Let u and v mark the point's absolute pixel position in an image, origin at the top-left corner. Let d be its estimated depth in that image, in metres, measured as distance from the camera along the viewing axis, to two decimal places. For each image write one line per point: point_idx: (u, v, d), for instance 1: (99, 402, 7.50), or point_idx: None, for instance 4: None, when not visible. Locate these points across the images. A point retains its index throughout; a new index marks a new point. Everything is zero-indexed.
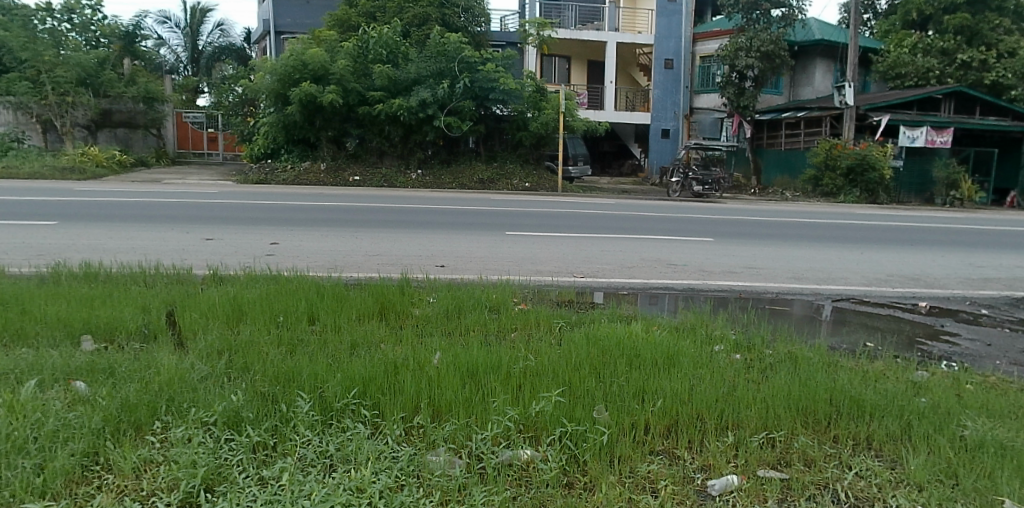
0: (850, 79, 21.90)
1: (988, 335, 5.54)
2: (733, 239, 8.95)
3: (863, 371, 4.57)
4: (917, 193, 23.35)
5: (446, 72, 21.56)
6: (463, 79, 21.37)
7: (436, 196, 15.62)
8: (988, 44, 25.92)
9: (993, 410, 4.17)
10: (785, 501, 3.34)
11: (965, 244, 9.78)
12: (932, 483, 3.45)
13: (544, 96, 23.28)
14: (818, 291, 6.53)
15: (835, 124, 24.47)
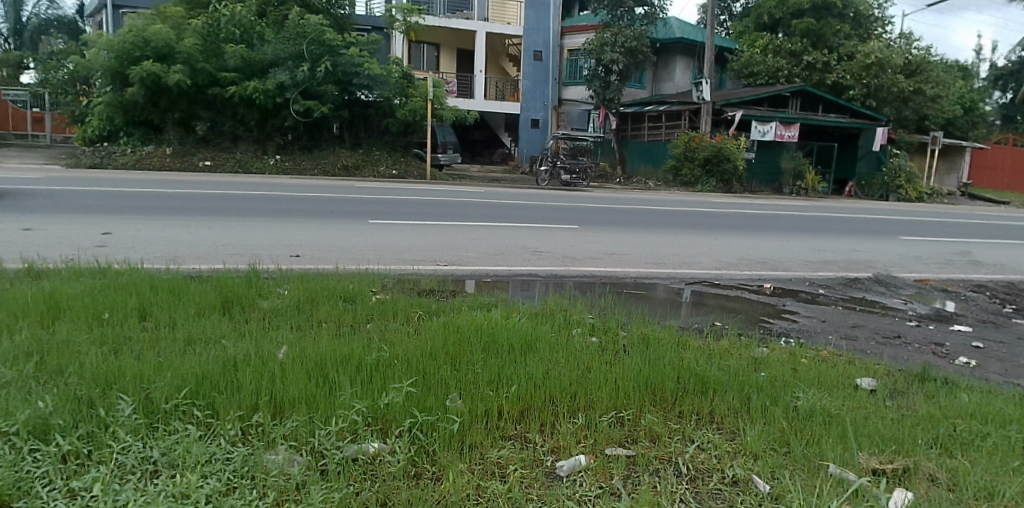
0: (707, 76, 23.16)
1: (822, 312, 5.96)
2: (598, 226, 9.15)
3: (709, 349, 4.78)
4: (768, 183, 25.27)
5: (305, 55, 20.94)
6: (325, 62, 20.72)
7: (298, 183, 15.06)
8: (830, 48, 28.09)
9: (823, 381, 4.50)
10: (630, 477, 3.40)
11: (811, 230, 10.52)
12: (767, 451, 3.63)
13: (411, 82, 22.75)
14: (674, 275, 6.77)
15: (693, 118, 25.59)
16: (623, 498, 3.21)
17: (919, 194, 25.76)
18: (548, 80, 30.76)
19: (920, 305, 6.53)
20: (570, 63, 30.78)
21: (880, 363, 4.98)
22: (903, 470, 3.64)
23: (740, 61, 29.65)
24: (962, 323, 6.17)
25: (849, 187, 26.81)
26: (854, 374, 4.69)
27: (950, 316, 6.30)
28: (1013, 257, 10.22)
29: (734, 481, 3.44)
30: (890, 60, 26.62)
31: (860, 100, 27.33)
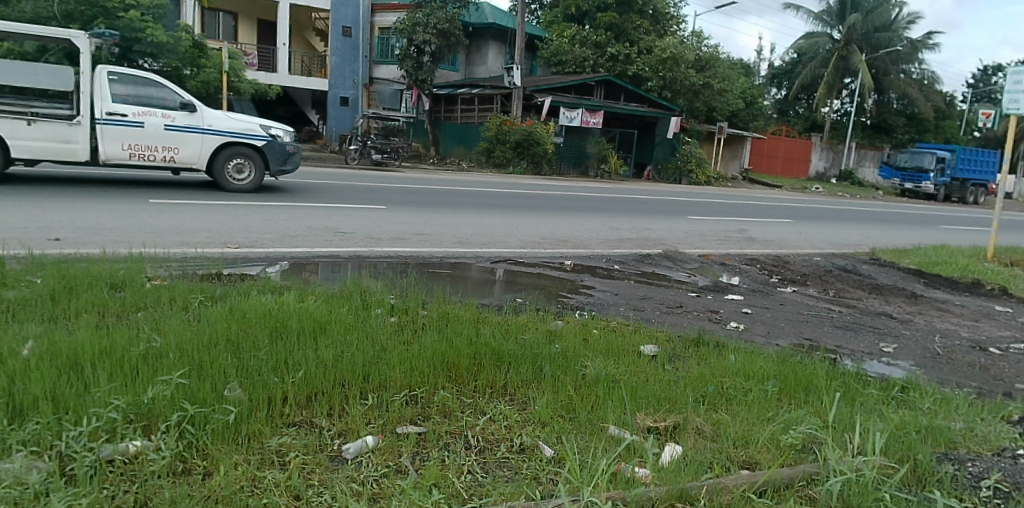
0: (517, 61, 23.81)
1: (614, 286, 6.34)
2: (405, 207, 9.08)
3: (507, 324, 4.90)
4: (575, 165, 26.56)
5: (75, 15, 18.63)
6: (98, 26, 18.52)
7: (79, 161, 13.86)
8: (632, 41, 30.05)
9: (610, 350, 4.78)
10: (419, 453, 3.37)
11: (612, 211, 11.18)
12: (554, 419, 3.78)
13: (204, 53, 21.61)
14: (479, 254, 6.86)
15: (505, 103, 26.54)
16: (409, 474, 3.17)
17: (707, 178, 28.73)
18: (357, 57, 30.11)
19: (701, 278, 7.16)
20: (381, 41, 30.31)
21: (662, 330, 5.41)
22: (675, 426, 3.98)
23: (550, 49, 30.90)
24: (735, 292, 6.89)
25: (648, 171, 28.86)
26: (639, 342, 5.04)
27: (725, 287, 7.00)
28: (781, 234, 11.51)
29: (521, 449, 3.53)
30: (683, 56, 28.86)
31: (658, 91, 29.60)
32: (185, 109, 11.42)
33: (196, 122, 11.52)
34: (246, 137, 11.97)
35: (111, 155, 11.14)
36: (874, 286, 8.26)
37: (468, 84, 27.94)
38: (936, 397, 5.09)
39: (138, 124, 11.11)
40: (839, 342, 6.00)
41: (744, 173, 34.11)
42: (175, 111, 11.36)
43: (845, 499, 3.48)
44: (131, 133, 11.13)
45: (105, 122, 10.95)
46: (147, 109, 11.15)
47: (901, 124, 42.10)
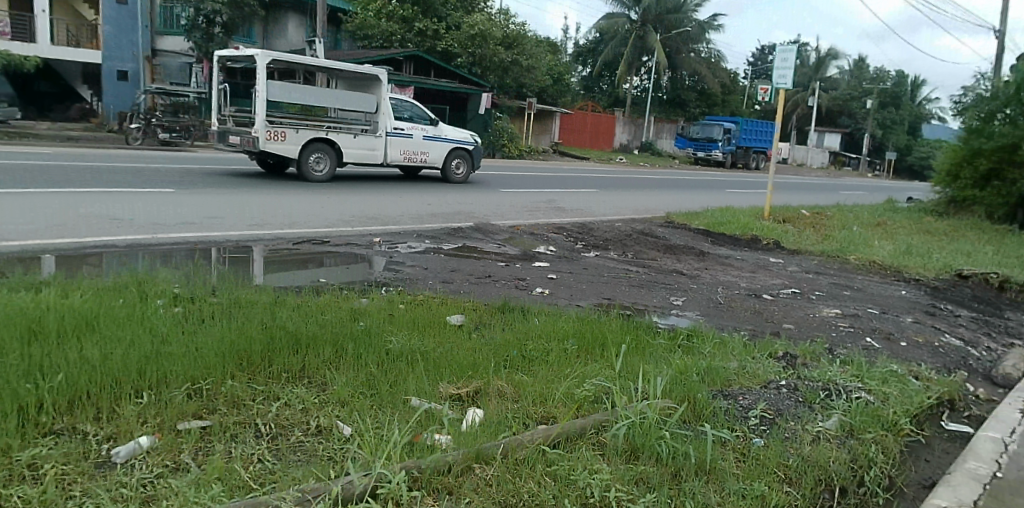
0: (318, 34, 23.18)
1: (423, 260, 6.41)
2: (197, 190, 8.62)
3: (306, 306, 4.75)
4: None
5: None
6: None
7: (136, 153, 15.48)
8: (439, 17, 30.22)
9: (414, 323, 4.80)
10: (202, 448, 3.15)
11: (423, 187, 11.29)
12: (354, 397, 3.71)
13: None
14: (279, 236, 6.72)
15: None
16: (190, 471, 2.96)
17: (519, 151, 29.96)
18: (136, 27, 27.52)
19: (511, 248, 7.40)
20: (163, 10, 27.94)
21: (469, 300, 5.51)
22: (477, 392, 4.06)
23: (352, 22, 29.40)
24: (542, 258, 7.22)
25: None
26: (446, 313, 5.10)
27: (533, 254, 7.31)
28: (584, 202, 12.26)
29: (318, 431, 3.42)
30: (491, 33, 29.62)
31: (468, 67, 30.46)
32: (430, 123, 15.59)
33: (437, 133, 15.68)
34: (464, 144, 16.22)
35: (392, 159, 14.86)
36: (668, 246, 9.00)
37: None
38: (716, 340, 5.65)
39: (408, 135, 15.13)
40: (634, 299, 6.48)
41: (554, 144, 35.79)
42: (425, 125, 15.48)
43: (631, 440, 3.76)
44: (403, 143, 15.13)
45: (391, 135, 14.91)
46: (413, 123, 15.24)
47: (693, 98, 46.10)
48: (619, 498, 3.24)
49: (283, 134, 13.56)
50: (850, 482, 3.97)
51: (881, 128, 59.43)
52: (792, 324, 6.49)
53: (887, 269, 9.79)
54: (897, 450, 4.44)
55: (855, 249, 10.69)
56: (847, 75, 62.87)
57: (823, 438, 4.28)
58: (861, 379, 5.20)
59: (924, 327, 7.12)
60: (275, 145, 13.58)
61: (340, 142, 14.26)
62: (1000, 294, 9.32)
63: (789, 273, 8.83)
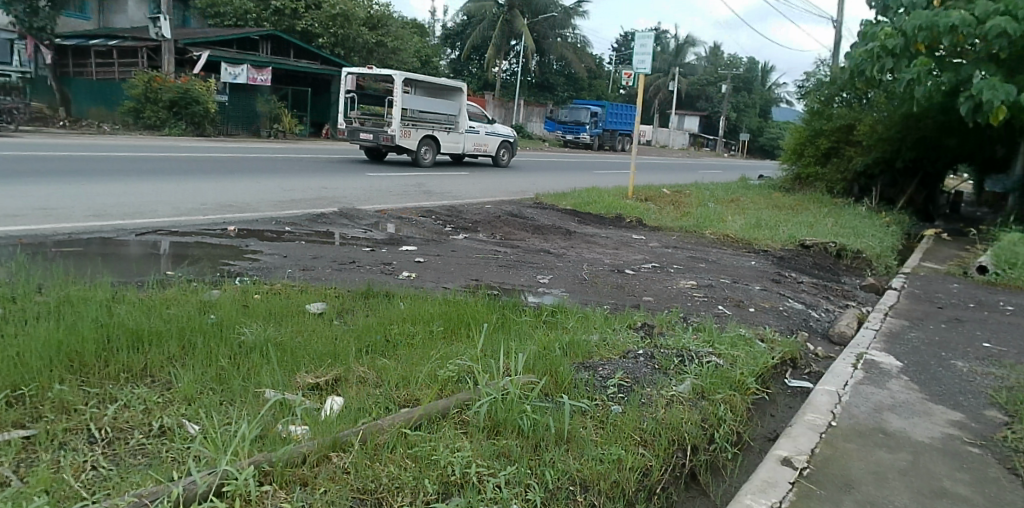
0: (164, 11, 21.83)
1: (284, 248, 6.24)
2: (20, 178, 7.89)
3: (149, 301, 4.48)
4: (244, 126, 26.29)
5: None
6: None
7: (182, 148, 17.03)
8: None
9: (269, 313, 4.65)
10: (24, 461, 2.88)
11: (284, 174, 10.97)
12: (202, 393, 3.53)
13: None
14: (120, 227, 6.27)
15: (153, 56, 25.31)
16: (10, 485, 2.70)
17: None
18: None
19: (376, 232, 7.37)
20: None
21: (330, 286, 5.41)
22: (336, 380, 3.97)
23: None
24: (408, 243, 7.18)
25: (326, 129, 29.30)
26: (306, 301, 4.97)
27: (400, 238, 7.26)
28: (452, 185, 12.38)
29: (161, 432, 3.23)
30: (353, 13, 29.49)
31: (330, 48, 29.60)
32: (486, 121, 19.85)
33: (491, 128, 19.94)
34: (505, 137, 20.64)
35: (467, 149, 19.00)
36: (536, 226, 9.20)
37: (104, 35, 26.24)
38: (578, 314, 5.83)
39: (476, 132, 19.34)
40: (501, 279, 6.57)
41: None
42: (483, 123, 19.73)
43: (493, 417, 3.80)
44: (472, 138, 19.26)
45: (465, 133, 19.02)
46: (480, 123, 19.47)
47: (561, 83, 47.29)
48: (480, 474, 3.29)
49: (408, 133, 17.39)
50: (700, 440, 4.27)
51: (734, 112, 63.63)
52: (651, 296, 6.82)
53: (739, 242, 10.50)
54: (743, 408, 4.80)
55: (711, 225, 11.37)
56: (704, 62, 66.72)
57: (677, 400, 4.53)
58: (712, 344, 5.56)
59: (770, 293, 7.71)
60: (404, 141, 17.52)
61: (438, 138, 18.35)
62: (837, 261, 10.26)
63: (650, 248, 9.26)
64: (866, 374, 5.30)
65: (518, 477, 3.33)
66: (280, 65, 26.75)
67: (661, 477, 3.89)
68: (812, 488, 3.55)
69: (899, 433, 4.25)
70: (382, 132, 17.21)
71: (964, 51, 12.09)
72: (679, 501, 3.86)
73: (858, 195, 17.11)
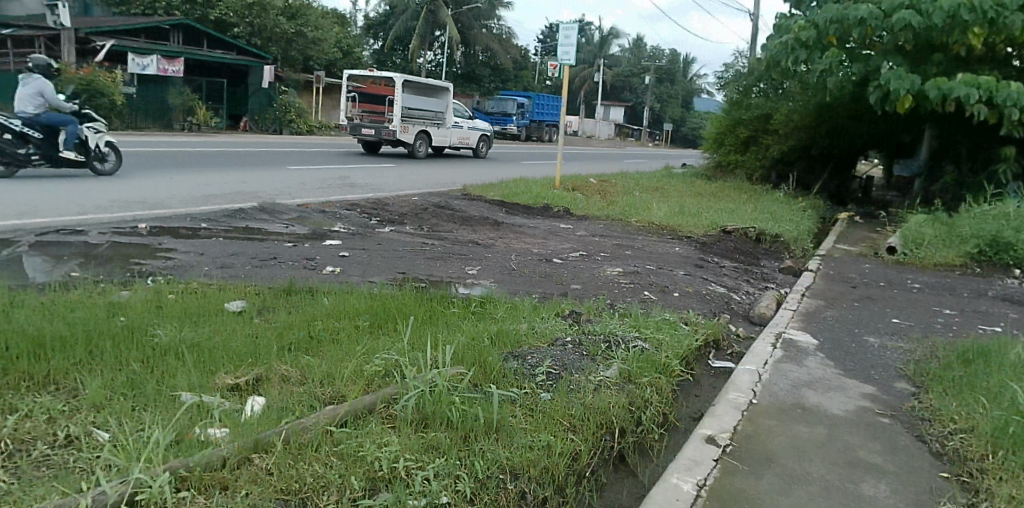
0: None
1: (200, 246, 6.03)
2: None
3: (53, 305, 4.24)
4: (157, 119, 25.28)
5: None
6: None
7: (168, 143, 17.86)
8: None
9: (184, 313, 4.47)
10: None
11: (198, 169, 10.61)
12: (112, 399, 3.36)
13: None
14: (19, 227, 5.91)
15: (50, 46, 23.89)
16: None
17: (309, 127, 29.56)
18: None
19: (299, 227, 7.23)
20: None
21: (250, 284, 5.26)
22: (257, 380, 3.85)
23: None
24: (333, 238, 7.04)
25: (243, 122, 28.48)
26: (224, 300, 4.81)
27: (323, 234, 7.13)
28: (377, 177, 12.25)
29: (68, 441, 3.06)
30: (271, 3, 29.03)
31: (246, 39, 29.30)
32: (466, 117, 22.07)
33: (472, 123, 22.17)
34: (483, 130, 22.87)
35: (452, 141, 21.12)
36: (464, 217, 9.18)
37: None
38: (506, 305, 5.84)
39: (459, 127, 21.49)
40: (429, 271, 6.51)
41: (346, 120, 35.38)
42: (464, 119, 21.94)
43: (421, 410, 3.75)
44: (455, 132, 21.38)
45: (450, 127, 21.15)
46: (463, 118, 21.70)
47: (487, 74, 47.31)
48: (407, 468, 3.25)
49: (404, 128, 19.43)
50: (627, 423, 4.35)
51: (657, 103, 65.13)
52: (578, 284, 6.90)
53: (664, 229, 10.76)
54: (668, 390, 4.92)
55: (637, 213, 11.60)
56: (628, 54, 67.91)
57: (605, 385, 4.60)
58: (638, 329, 5.68)
59: (694, 278, 7.93)
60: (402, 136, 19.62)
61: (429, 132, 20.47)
62: (757, 245, 10.65)
63: (578, 237, 9.38)
64: (785, 352, 5.53)
65: (447, 468, 3.30)
66: (192, 55, 25.66)
67: (590, 461, 3.95)
68: (734, 464, 3.67)
69: (816, 408, 4.44)
70: (383, 128, 19.31)
71: (872, 44, 12.70)
72: (608, 482, 3.94)
73: (777, 182, 17.88)
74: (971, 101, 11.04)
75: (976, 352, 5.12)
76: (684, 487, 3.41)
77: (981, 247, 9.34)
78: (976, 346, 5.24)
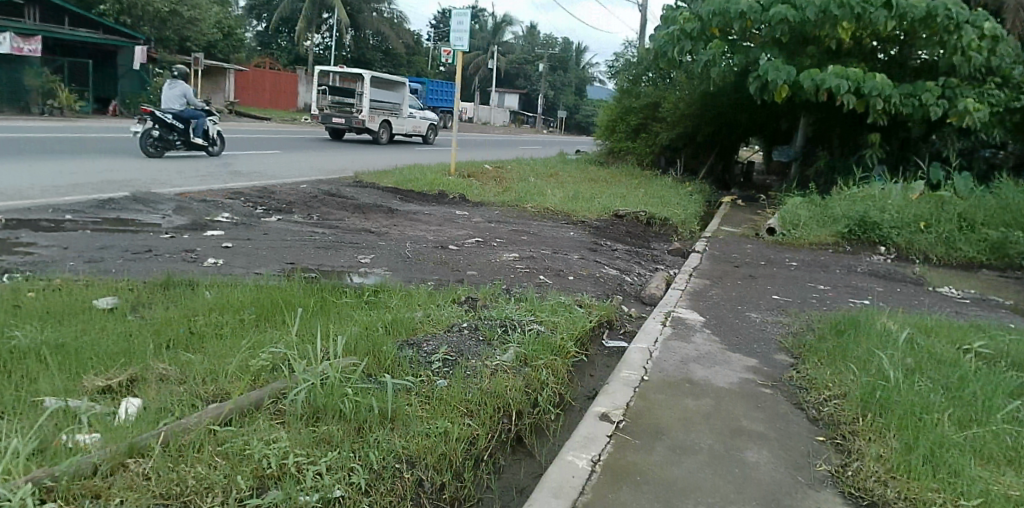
0: None
1: (66, 239, 5.61)
2: None
3: None
4: (8, 103, 23.22)
5: None
6: None
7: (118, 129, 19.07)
8: None
9: (46, 313, 4.15)
10: None
11: (62, 157, 9.85)
12: None
13: None
14: None
15: None
16: None
17: None
18: None
19: (178, 218, 6.87)
20: None
21: (123, 280, 4.94)
22: (131, 380, 3.62)
23: None
24: (216, 228, 6.72)
25: (113, 106, 26.36)
26: (92, 297, 4.49)
27: (205, 224, 6.79)
28: (264, 165, 11.82)
29: None
30: None
31: (115, 17, 27.38)
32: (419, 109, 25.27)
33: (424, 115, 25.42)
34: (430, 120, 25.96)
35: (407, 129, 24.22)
36: (356, 205, 9.00)
37: None
38: (400, 293, 5.76)
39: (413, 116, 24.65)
40: (320, 261, 6.34)
41: (229, 105, 33.79)
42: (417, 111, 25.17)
43: (312, 404, 3.63)
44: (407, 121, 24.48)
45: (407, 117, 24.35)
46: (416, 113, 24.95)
47: (378, 59, 46.41)
48: (299, 463, 3.13)
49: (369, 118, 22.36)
50: (524, 404, 4.42)
51: (551, 90, 66.03)
52: (475, 270, 6.90)
53: (559, 214, 10.97)
54: (564, 371, 5.03)
55: (532, 198, 11.77)
56: (522, 41, 68.57)
57: (501, 369, 4.62)
58: (534, 312, 5.76)
59: (588, 261, 8.13)
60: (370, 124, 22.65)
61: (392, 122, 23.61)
62: (647, 228, 11.06)
63: (474, 223, 9.41)
64: (674, 330, 5.79)
65: (341, 461, 3.21)
66: (50, 33, 23.85)
67: (487, 444, 3.98)
68: (627, 439, 3.79)
69: (704, 381, 4.67)
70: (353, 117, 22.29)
71: (752, 36, 13.36)
72: (506, 464, 3.99)
73: (665, 166, 18.63)
74: (841, 91, 11.84)
75: (847, 322, 5.53)
76: (579, 464, 3.49)
77: (850, 228, 10.14)
78: (846, 317, 5.66)
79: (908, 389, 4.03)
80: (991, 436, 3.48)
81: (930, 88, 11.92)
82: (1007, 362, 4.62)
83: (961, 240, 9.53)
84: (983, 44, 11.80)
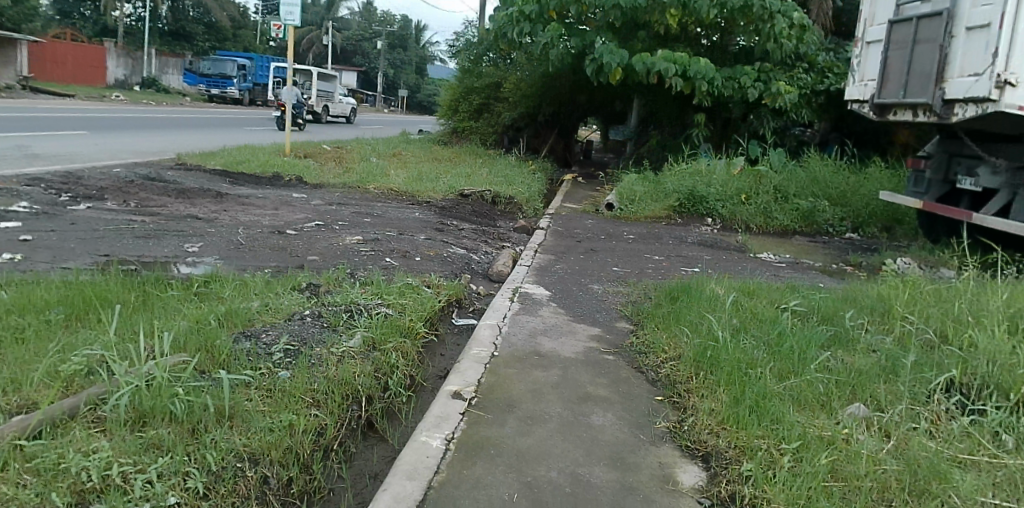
0: None
1: None
2: None
3: None
4: None
5: None
6: None
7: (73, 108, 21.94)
8: None
9: None
10: None
11: None
12: None
13: None
14: None
15: None
16: None
17: None
18: None
19: None
20: None
21: None
22: None
23: None
24: (10, 220, 5.95)
25: None
26: None
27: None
28: (68, 147, 10.63)
29: None
30: None
31: None
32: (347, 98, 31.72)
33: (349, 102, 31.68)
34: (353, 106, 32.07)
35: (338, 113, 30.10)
36: (180, 190, 8.31)
37: None
38: (235, 282, 5.40)
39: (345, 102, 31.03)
40: (140, 252, 5.81)
41: (22, 80, 29.90)
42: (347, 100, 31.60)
43: (137, 408, 3.29)
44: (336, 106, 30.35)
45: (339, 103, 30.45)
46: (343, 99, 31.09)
47: (200, 31, 43.16)
48: (125, 473, 2.84)
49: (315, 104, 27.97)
50: (374, 390, 4.31)
51: (392, 68, 64.62)
52: (316, 255, 6.62)
53: (403, 195, 10.80)
54: (414, 353, 4.97)
55: (374, 179, 11.47)
56: (358, 18, 66.90)
57: (348, 355, 4.46)
58: (381, 295, 5.62)
59: (434, 242, 8.07)
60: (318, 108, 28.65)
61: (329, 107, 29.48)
62: (493, 207, 11.17)
63: (313, 206, 9.01)
64: (522, 305, 5.92)
65: (174, 466, 2.95)
66: None
67: (337, 434, 3.84)
68: (480, 414, 3.82)
69: (551, 353, 4.82)
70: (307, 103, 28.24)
71: (587, 20, 13.89)
72: (357, 452, 3.89)
73: (508, 146, 18.76)
74: (669, 74, 12.61)
75: (679, 289, 5.90)
76: (433, 444, 3.46)
77: (681, 201, 10.88)
78: (679, 284, 6.05)
79: (735, 346, 4.37)
80: (805, 384, 3.85)
81: (747, 72, 13.01)
82: (815, 317, 5.16)
83: (777, 210, 10.51)
84: (792, 33, 13.04)
